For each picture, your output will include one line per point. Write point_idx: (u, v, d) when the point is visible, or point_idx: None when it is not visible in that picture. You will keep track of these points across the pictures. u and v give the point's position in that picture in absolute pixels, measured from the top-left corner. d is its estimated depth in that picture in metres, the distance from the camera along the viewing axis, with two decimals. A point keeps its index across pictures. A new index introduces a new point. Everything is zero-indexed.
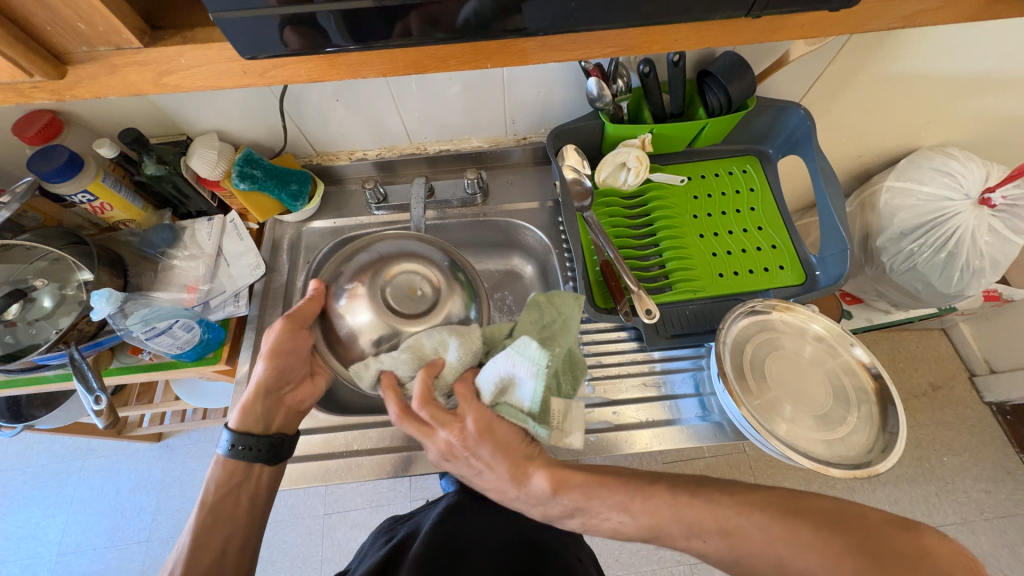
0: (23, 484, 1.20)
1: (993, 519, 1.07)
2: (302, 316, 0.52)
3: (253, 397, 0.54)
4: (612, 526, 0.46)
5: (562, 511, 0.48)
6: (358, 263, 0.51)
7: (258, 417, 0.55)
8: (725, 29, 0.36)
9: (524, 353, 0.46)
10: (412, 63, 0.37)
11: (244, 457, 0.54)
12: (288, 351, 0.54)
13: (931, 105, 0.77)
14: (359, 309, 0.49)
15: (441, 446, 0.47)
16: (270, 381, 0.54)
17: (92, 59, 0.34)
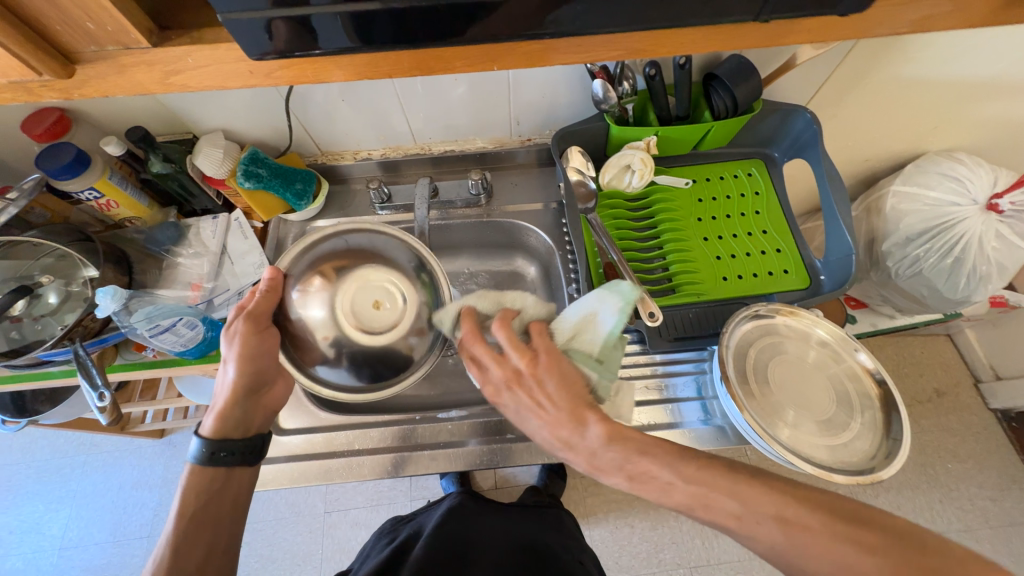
0: (27, 478, 1.21)
1: (997, 527, 1.06)
2: (261, 313, 0.50)
3: (230, 399, 0.51)
4: (662, 485, 0.45)
5: (612, 469, 0.46)
6: (324, 252, 0.50)
7: (235, 420, 0.51)
8: (732, 34, 0.36)
9: (615, 293, 0.54)
10: (419, 65, 0.36)
11: (224, 463, 0.50)
12: (260, 353, 0.50)
13: (939, 110, 0.76)
14: (313, 303, 0.47)
15: (506, 375, 0.48)
16: (244, 384, 0.51)
17: (100, 58, 0.34)
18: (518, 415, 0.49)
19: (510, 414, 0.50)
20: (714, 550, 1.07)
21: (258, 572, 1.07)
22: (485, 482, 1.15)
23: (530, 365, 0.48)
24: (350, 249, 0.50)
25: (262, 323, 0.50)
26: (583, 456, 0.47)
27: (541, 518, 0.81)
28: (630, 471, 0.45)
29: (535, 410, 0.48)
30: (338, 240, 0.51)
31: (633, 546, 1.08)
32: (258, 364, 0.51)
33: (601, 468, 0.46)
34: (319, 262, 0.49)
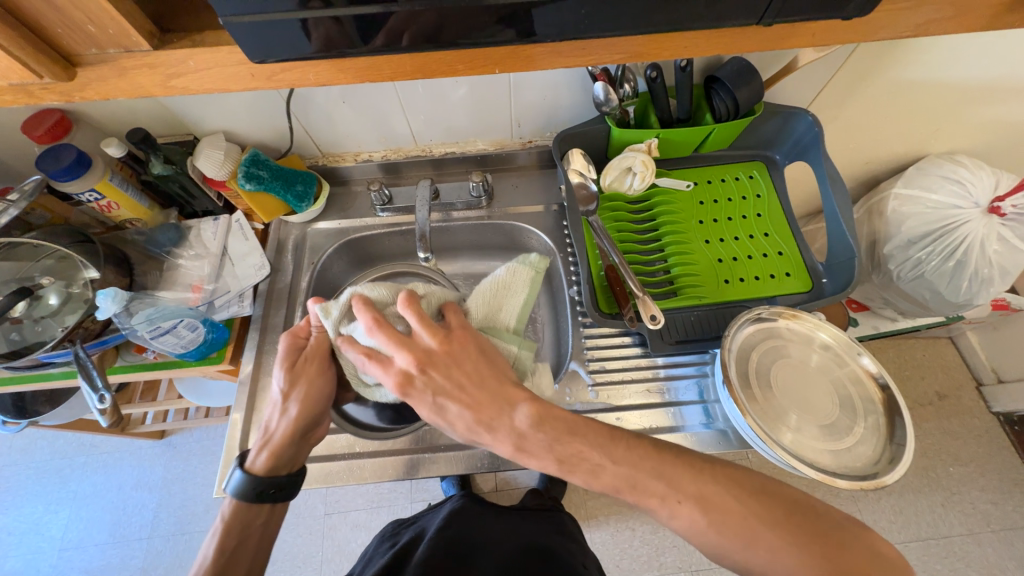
0: (28, 479, 1.21)
1: (999, 531, 1.05)
2: (320, 354, 0.56)
3: (287, 436, 0.53)
4: (591, 467, 0.44)
5: (542, 452, 0.45)
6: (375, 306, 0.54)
7: (287, 458, 0.54)
8: (736, 37, 0.36)
9: (527, 261, 0.58)
10: (420, 68, 0.36)
11: (268, 499, 0.52)
12: (321, 394, 0.56)
13: (942, 112, 0.76)
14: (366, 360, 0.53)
15: (415, 359, 0.48)
16: (301, 422, 0.54)
17: (101, 61, 0.34)
18: (436, 404, 0.47)
19: (428, 407, 0.47)
20: None
21: None
22: (485, 485, 1.14)
23: (441, 339, 0.49)
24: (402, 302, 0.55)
25: (324, 364, 0.56)
26: (504, 435, 0.46)
27: (542, 521, 0.80)
28: (561, 454, 0.45)
29: (450, 394, 0.47)
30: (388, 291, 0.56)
31: (633, 549, 1.08)
32: (315, 404, 0.55)
33: (530, 451, 0.45)
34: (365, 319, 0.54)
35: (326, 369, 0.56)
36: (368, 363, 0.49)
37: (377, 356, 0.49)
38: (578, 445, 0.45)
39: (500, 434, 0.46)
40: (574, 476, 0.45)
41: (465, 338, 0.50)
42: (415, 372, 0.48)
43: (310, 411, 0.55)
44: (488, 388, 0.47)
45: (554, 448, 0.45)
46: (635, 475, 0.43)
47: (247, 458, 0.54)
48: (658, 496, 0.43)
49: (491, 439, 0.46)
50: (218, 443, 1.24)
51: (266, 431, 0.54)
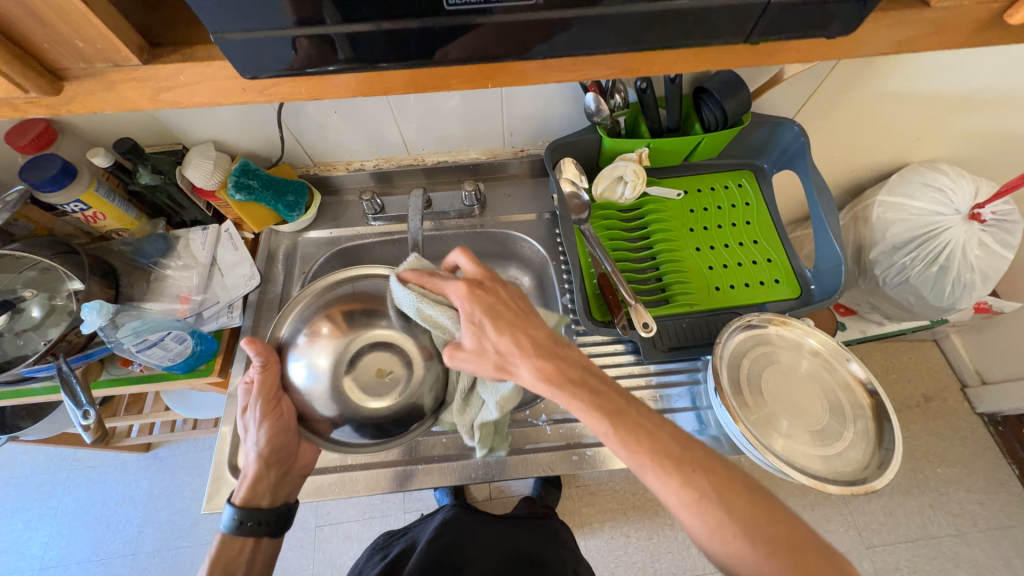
0: (7, 496, 1.17)
1: (987, 531, 1.07)
2: (264, 390, 0.55)
3: (258, 471, 0.56)
4: (614, 407, 0.47)
5: (570, 383, 0.48)
6: (336, 298, 0.58)
7: (263, 491, 0.56)
8: (724, 53, 0.37)
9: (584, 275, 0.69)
10: (412, 83, 0.37)
11: (249, 532, 0.55)
12: (278, 427, 0.56)
13: (923, 122, 0.78)
14: (321, 350, 0.54)
15: (483, 277, 0.54)
16: (267, 457, 0.56)
17: (90, 75, 0.34)
18: (488, 312, 0.51)
19: (479, 312, 0.51)
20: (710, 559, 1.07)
21: None
22: (479, 494, 1.14)
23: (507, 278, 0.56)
24: (359, 296, 0.58)
25: (274, 399, 0.56)
26: (535, 355, 0.50)
27: (537, 530, 0.80)
28: (590, 386, 0.48)
29: (502, 307, 0.52)
30: (348, 287, 0.59)
31: (628, 556, 1.07)
32: (277, 439, 0.56)
33: (558, 378, 0.48)
34: (328, 308, 0.57)
35: (276, 402, 0.56)
36: (436, 281, 0.54)
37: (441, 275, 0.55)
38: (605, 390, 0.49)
39: (537, 352, 0.50)
40: (596, 418, 0.47)
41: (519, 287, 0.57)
42: (480, 283, 0.54)
43: (275, 444, 0.56)
44: (533, 319, 0.53)
45: (582, 378, 0.49)
46: (656, 433, 0.46)
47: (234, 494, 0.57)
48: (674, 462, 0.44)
49: (522, 356, 0.50)
50: (207, 455, 1.22)
51: (244, 466, 0.57)
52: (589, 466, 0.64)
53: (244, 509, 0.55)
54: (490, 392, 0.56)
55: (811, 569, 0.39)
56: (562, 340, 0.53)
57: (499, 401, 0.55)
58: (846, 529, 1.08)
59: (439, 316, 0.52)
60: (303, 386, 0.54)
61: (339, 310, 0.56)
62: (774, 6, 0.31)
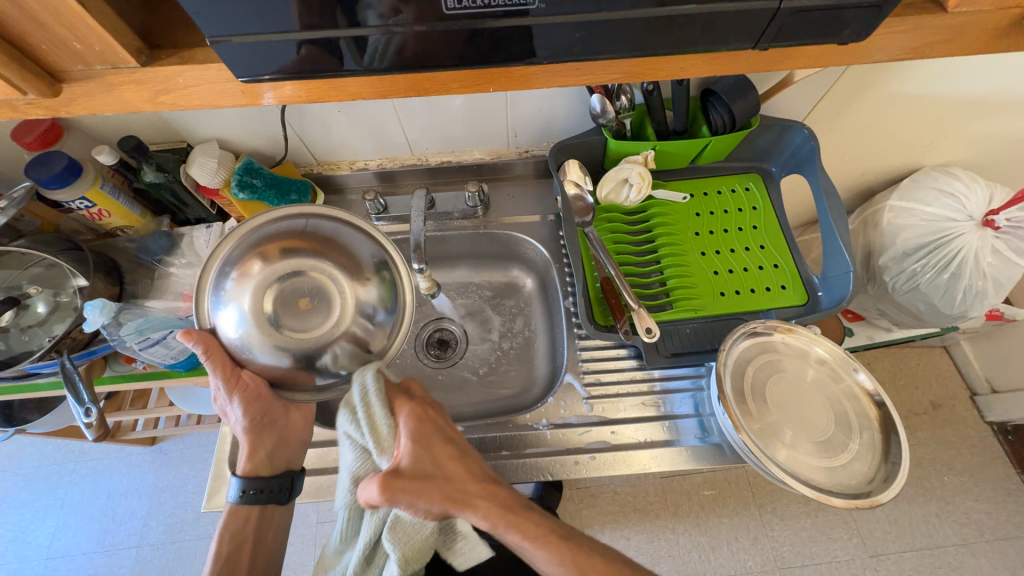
0: (16, 486, 1.19)
1: (994, 541, 1.05)
2: (221, 368, 0.50)
3: (249, 440, 0.56)
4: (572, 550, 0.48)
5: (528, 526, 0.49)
6: (277, 233, 0.49)
7: (261, 460, 0.57)
8: (732, 58, 0.36)
9: None
10: (413, 86, 0.36)
11: (254, 500, 0.56)
12: (250, 396, 0.54)
13: (937, 126, 0.76)
14: (249, 294, 0.46)
15: (427, 398, 0.52)
16: (252, 424, 0.56)
17: (88, 77, 0.33)
18: (435, 442, 0.48)
19: (427, 442, 0.48)
20: (712, 563, 1.06)
21: None
22: None
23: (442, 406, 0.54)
24: (310, 233, 0.50)
25: (234, 378, 0.51)
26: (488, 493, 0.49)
27: None
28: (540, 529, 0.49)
29: (445, 435, 0.50)
30: (298, 221, 0.51)
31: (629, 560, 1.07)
32: (254, 405, 0.55)
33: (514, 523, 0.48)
34: (265, 246, 0.48)
35: (235, 375, 0.51)
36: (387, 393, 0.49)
37: (397, 389, 0.50)
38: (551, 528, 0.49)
39: (483, 493, 0.48)
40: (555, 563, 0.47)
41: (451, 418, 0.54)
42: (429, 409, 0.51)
43: (254, 409, 0.55)
44: (472, 456, 0.51)
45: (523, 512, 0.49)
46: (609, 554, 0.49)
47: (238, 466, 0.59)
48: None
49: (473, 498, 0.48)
50: (210, 450, 1.22)
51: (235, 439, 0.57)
52: (588, 472, 0.63)
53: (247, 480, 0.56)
54: (395, 543, 0.47)
55: None
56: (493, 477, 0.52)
57: (404, 553, 0.48)
58: (850, 536, 1.07)
59: (379, 421, 0.47)
60: (232, 332, 0.47)
61: (276, 248, 0.48)
62: (784, 11, 0.30)
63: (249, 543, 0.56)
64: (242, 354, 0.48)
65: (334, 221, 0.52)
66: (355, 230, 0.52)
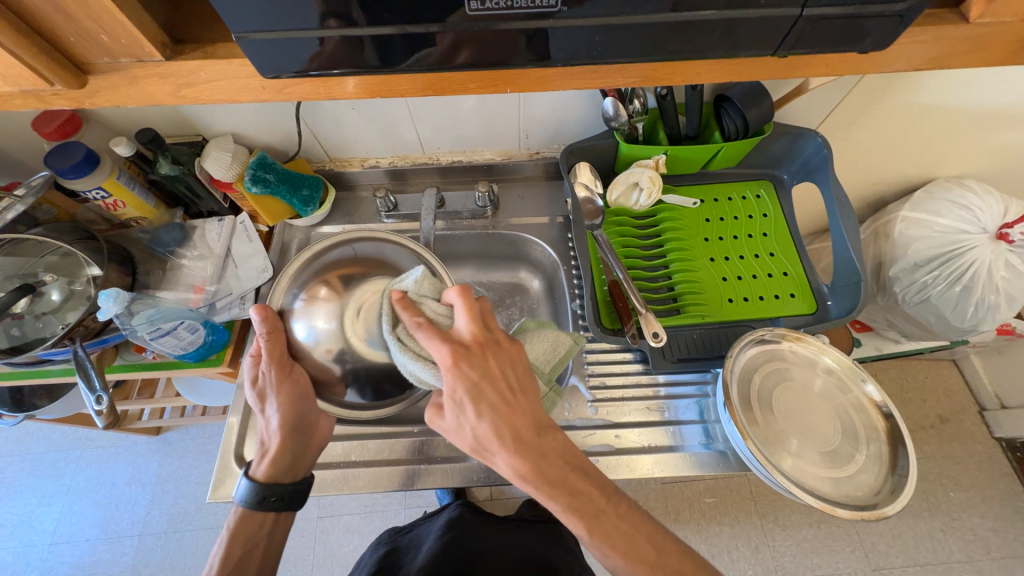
0: (22, 471, 1.21)
1: (1000, 559, 1.03)
2: (277, 356, 0.52)
3: (279, 444, 0.55)
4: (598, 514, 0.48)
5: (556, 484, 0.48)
6: (332, 261, 0.55)
7: (285, 466, 0.56)
8: (749, 64, 0.36)
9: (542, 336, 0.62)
10: (430, 86, 0.36)
11: (269, 508, 0.55)
12: (296, 395, 0.53)
13: (952, 137, 0.76)
14: (319, 314, 0.52)
15: (472, 343, 0.47)
16: (285, 428, 0.54)
17: (114, 70, 0.34)
18: (471, 392, 0.46)
19: (461, 391, 0.46)
20: None
21: None
22: (479, 494, 1.14)
23: (507, 338, 0.50)
24: (361, 258, 0.56)
25: (287, 366, 0.53)
26: (520, 452, 0.47)
27: (541, 533, 0.80)
28: (571, 486, 0.48)
29: (492, 382, 0.47)
30: (347, 248, 0.57)
31: None
32: (295, 406, 0.54)
33: (539, 478, 0.47)
34: (325, 272, 0.54)
35: (289, 369, 0.53)
36: (420, 326, 0.47)
37: (431, 331, 0.46)
38: (588, 485, 0.49)
39: (522, 446, 0.47)
40: (574, 519, 0.48)
41: (517, 344, 0.51)
42: (470, 350, 0.47)
43: (290, 412, 0.54)
44: (527, 401, 0.49)
45: (563, 478, 0.48)
46: (632, 532, 0.49)
47: (253, 467, 0.57)
48: (644, 562, 0.48)
49: (502, 450, 0.47)
50: (214, 441, 1.24)
51: (265, 441, 0.57)
52: None
53: (265, 484, 0.55)
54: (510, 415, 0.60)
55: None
56: (548, 425, 0.50)
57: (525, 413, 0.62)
58: (853, 549, 1.06)
59: (423, 373, 0.47)
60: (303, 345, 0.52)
61: (336, 274, 0.54)
62: (805, 18, 0.30)
63: (260, 548, 0.55)
64: (303, 348, 0.52)
65: (380, 244, 0.58)
66: (399, 248, 0.58)
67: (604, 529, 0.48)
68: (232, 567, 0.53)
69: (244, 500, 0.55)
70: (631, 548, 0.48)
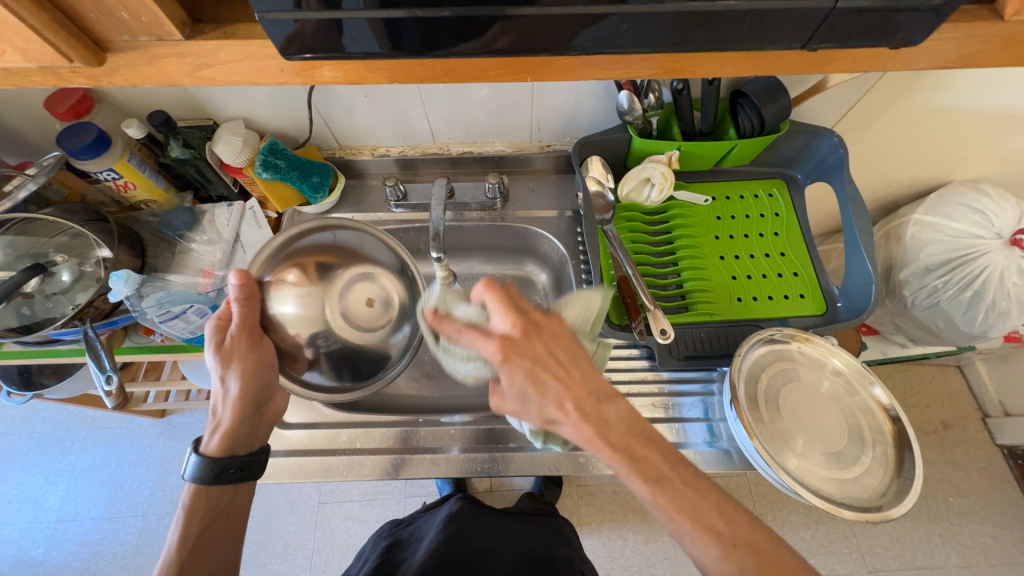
0: (30, 450, 1.22)
1: (996, 565, 1.04)
2: (247, 324, 0.51)
3: (236, 416, 0.54)
4: (659, 476, 0.46)
5: (619, 445, 0.46)
6: (306, 246, 0.52)
7: (242, 438, 0.55)
8: (776, 57, 0.35)
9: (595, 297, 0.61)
10: (450, 72, 0.36)
11: (229, 480, 0.53)
12: (259, 365, 0.52)
13: (971, 140, 0.75)
14: (288, 298, 0.50)
15: (512, 335, 0.47)
16: (245, 399, 0.53)
17: (132, 48, 0.34)
18: (531, 371, 0.46)
19: (518, 376, 0.46)
20: None
21: (248, 560, 1.08)
22: (479, 485, 1.15)
23: (544, 315, 0.50)
24: (337, 246, 0.53)
25: (255, 336, 0.52)
26: (582, 416, 0.47)
27: (541, 527, 0.80)
28: (632, 452, 0.46)
29: (550, 363, 0.47)
30: (326, 233, 0.54)
31: (623, 558, 1.07)
32: (256, 378, 0.52)
33: (609, 439, 0.46)
34: (298, 257, 0.51)
35: (255, 338, 0.52)
36: (462, 331, 0.47)
37: (475, 331, 0.47)
38: (650, 450, 0.47)
39: (585, 412, 0.47)
40: (640, 485, 0.45)
41: (561, 322, 0.51)
42: (517, 340, 0.47)
43: (252, 383, 0.52)
44: (583, 369, 0.49)
45: (626, 444, 0.46)
46: (698, 498, 0.45)
47: (202, 442, 0.54)
48: (689, 512, 0.44)
49: (567, 416, 0.47)
50: None
51: (216, 413, 0.54)
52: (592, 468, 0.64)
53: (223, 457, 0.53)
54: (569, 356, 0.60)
55: None
56: (608, 392, 0.48)
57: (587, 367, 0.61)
58: (850, 551, 1.06)
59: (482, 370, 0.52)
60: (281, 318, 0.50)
61: (312, 260, 0.51)
62: (839, 10, 0.30)
63: (223, 517, 0.53)
64: (273, 324, 0.51)
65: (360, 233, 0.55)
66: (376, 239, 0.56)
67: (668, 492, 0.45)
68: (195, 545, 0.50)
69: (195, 477, 0.52)
70: (696, 512, 0.44)
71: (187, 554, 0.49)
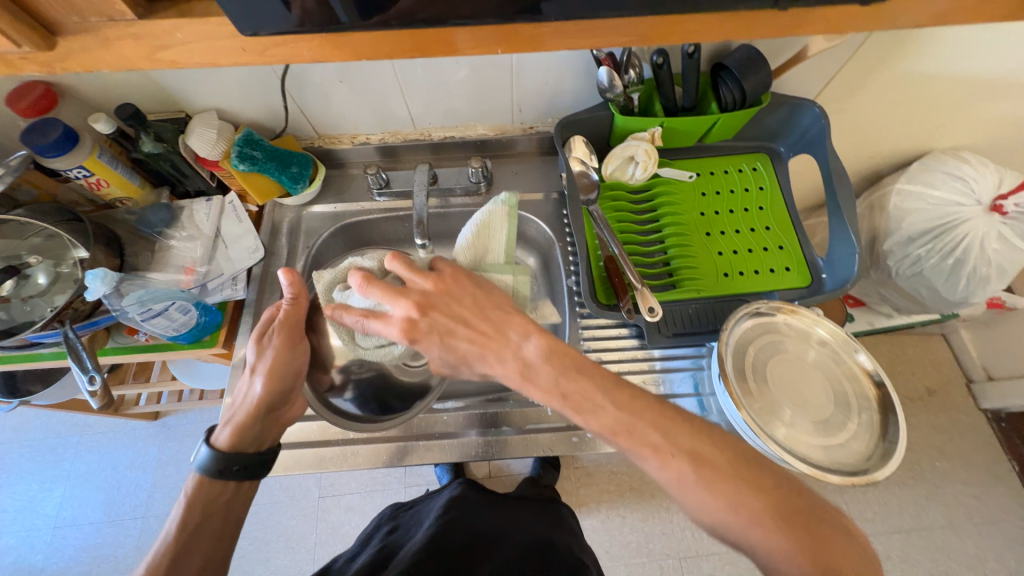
0: (22, 458, 1.21)
1: (980, 524, 1.07)
2: (291, 323, 0.57)
3: (252, 412, 0.54)
4: (593, 406, 0.46)
5: (546, 382, 0.47)
6: None
7: (252, 437, 0.54)
8: (748, 20, 0.35)
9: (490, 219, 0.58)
10: (419, 46, 0.35)
11: (231, 477, 0.52)
12: (292, 363, 0.56)
13: (951, 106, 0.75)
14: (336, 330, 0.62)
15: (411, 313, 0.49)
16: (269, 397, 0.55)
17: (84, 30, 0.33)
18: (444, 342, 0.50)
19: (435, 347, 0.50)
20: (704, 541, 1.08)
21: (250, 555, 1.08)
22: (478, 471, 1.16)
23: (436, 281, 0.51)
24: None
25: (295, 336, 0.57)
26: (512, 360, 0.48)
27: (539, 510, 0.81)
28: (564, 391, 0.47)
29: (459, 328, 0.50)
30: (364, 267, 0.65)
31: (622, 535, 1.09)
32: (284, 376, 0.56)
33: (534, 378, 0.48)
34: None
35: (295, 338, 0.57)
36: (365, 320, 0.50)
37: (375, 316, 0.50)
38: (582, 383, 0.47)
39: (506, 360, 0.49)
40: (578, 416, 0.47)
41: (452, 278, 0.52)
42: (416, 316, 0.49)
43: (281, 379, 0.55)
44: (498, 319, 0.50)
45: (557, 385, 0.47)
46: (637, 420, 0.45)
47: (213, 435, 0.54)
48: (652, 446, 0.44)
49: (499, 366, 0.49)
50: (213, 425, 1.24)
51: (235, 408, 0.55)
52: (586, 447, 0.64)
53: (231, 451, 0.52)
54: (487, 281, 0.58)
55: (833, 530, 0.39)
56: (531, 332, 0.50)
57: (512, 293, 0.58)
58: None
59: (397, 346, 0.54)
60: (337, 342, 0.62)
61: None
62: None
63: (220, 513, 0.52)
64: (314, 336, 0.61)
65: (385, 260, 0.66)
66: None
67: (602, 419, 0.45)
68: (189, 538, 0.49)
69: (202, 467, 0.52)
70: (644, 441, 0.44)
71: (175, 550, 0.48)
